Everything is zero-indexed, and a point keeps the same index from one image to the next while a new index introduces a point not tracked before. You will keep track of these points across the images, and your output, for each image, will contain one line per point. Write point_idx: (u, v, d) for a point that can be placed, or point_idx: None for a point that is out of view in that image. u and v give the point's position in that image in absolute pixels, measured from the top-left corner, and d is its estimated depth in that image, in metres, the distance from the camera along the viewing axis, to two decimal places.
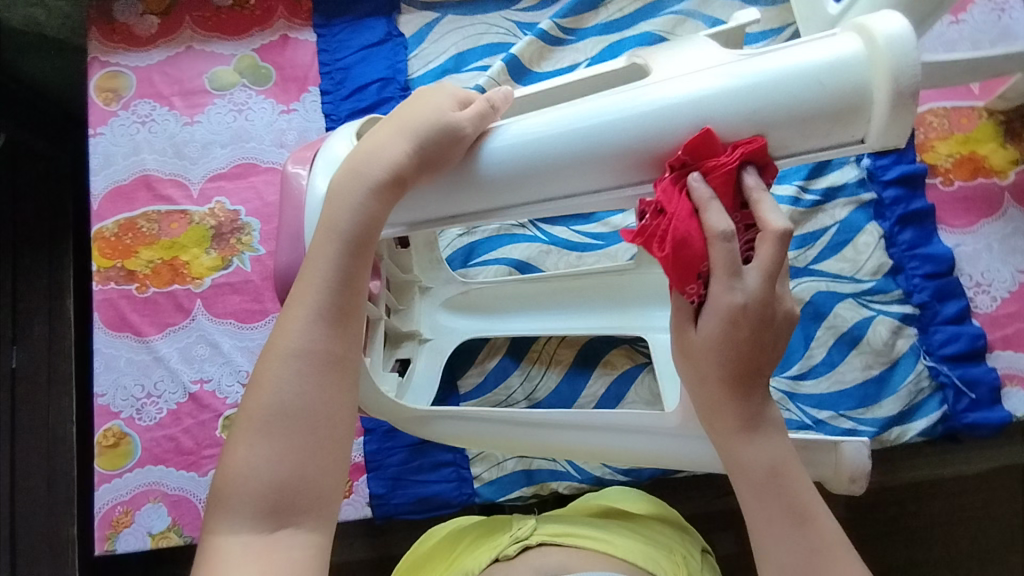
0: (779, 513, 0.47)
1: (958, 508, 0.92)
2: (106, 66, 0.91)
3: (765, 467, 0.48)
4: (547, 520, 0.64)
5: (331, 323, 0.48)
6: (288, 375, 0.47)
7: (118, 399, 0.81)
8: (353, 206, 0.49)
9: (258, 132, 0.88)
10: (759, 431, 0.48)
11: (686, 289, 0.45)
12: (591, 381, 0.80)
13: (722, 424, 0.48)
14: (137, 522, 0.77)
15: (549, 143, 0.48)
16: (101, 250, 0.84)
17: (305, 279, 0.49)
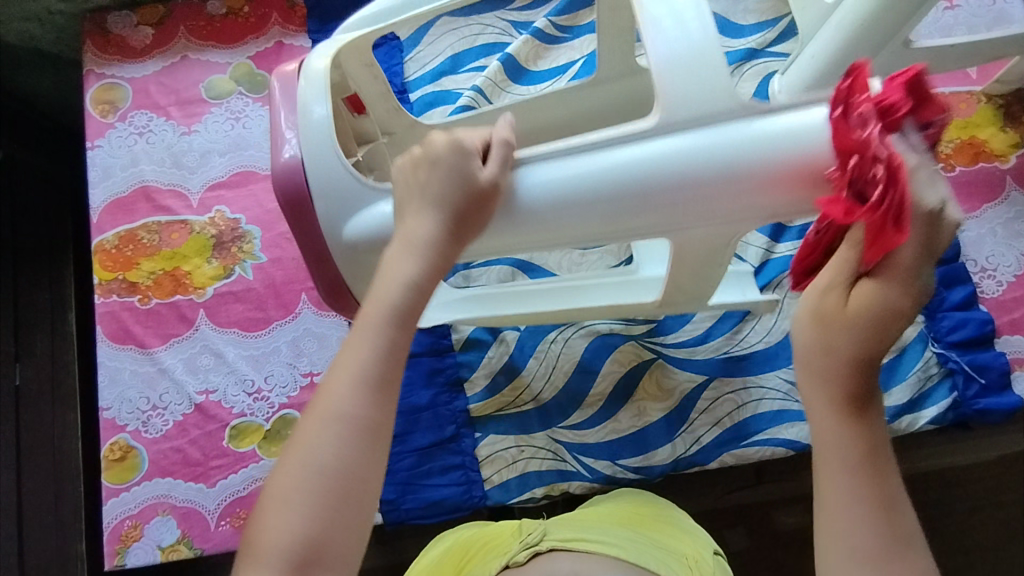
0: (862, 495, 0.42)
1: (969, 495, 0.91)
2: (101, 79, 0.90)
3: (855, 445, 0.42)
4: (555, 526, 0.64)
5: (374, 390, 0.45)
6: (328, 438, 0.43)
7: (123, 412, 0.80)
8: (406, 280, 0.48)
9: (256, 140, 0.88)
10: (861, 407, 0.43)
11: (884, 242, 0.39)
12: (599, 380, 0.80)
13: (825, 398, 0.43)
14: (146, 536, 0.77)
15: (590, 202, 0.52)
16: (103, 263, 0.84)
17: (356, 339, 0.47)
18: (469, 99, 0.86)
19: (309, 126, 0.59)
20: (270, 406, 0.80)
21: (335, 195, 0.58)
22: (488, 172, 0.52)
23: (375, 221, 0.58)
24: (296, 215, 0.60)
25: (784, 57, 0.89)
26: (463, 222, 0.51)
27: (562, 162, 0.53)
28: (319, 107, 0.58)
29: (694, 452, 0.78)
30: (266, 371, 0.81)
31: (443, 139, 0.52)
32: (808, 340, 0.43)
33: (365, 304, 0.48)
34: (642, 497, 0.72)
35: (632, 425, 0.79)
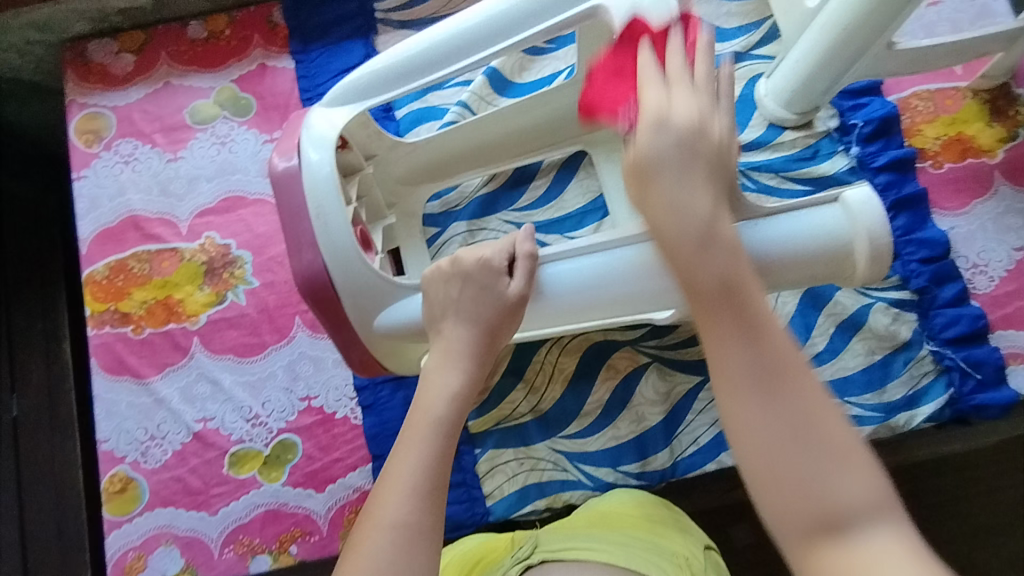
0: (737, 342, 0.41)
1: (970, 481, 0.91)
2: (85, 108, 0.90)
3: (718, 280, 0.42)
4: (547, 536, 0.63)
5: (424, 497, 0.48)
6: (383, 546, 0.46)
7: (122, 444, 0.80)
8: (449, 396, 0.52)
9: (243, 164, 0.88)
10: (749, 334, 0.41)
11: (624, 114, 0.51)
12: (596, 388, 0.80)
13: (705, 315, 0.42)
14: (150, 566, 0.77)
15: (608, 297, 0.56)
16: (94, 294, 0.84)
17: (401, 452, 0.50)
18: (455, 115, 0.85)
19: (322, 204, 0.55)
20: (269, 431, 0.80)
21: (360, 288, 0.57)
22: (517, 286, 0.54)
23: (405, 316, 0.57)
24: (322, 306, 0.58)
25: (768, 59, 0.89)
26: (497, 335, 0.55)
27: (578, 260, 0.56)
28: (321, 156, 0.56)
29: (692, 453, 0.78)
30: (263, 397, 0.81)
31: (471, 259, 0.55)
32: (662, 217, 0.44)
33: (410, 418, 0.52)
34: (640, 494, 0.71)
35: (631, 431, 0.79)
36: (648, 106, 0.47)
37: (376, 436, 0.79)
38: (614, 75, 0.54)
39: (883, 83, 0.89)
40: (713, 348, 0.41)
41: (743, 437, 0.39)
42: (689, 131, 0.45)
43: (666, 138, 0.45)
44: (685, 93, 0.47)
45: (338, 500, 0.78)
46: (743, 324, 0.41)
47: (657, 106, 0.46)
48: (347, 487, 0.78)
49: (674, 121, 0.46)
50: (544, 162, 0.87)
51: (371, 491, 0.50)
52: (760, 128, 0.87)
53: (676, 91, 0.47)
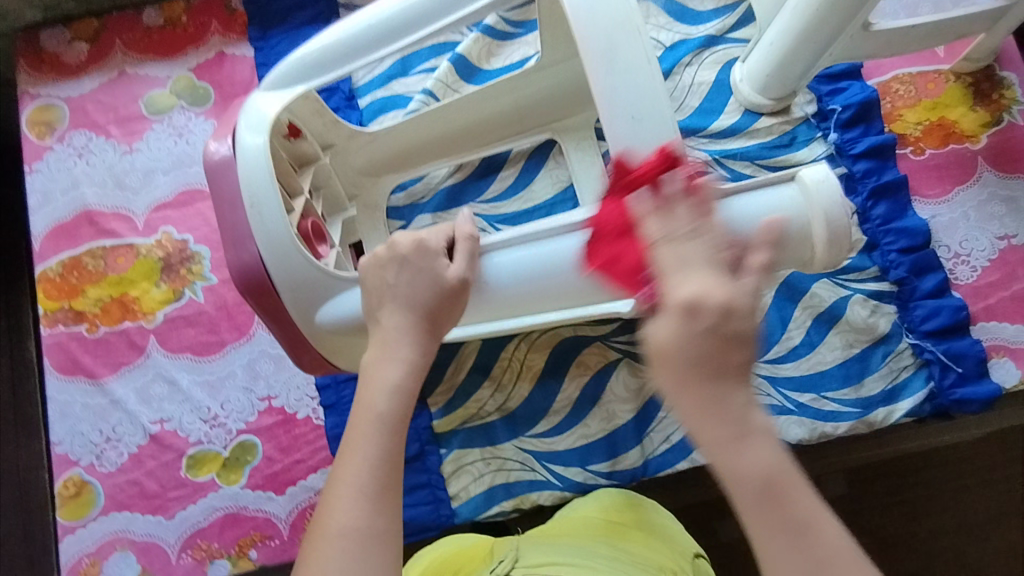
0: (737, 447, 0.37)
1: (962, 474, 0.89)
2: (36, 99, 0.86)
3: (760, 481, 0.36)
4: (529, 550, 0.57)
5: (375, 499, 0.45)
6: (335, 556, 0.43)
7: (76, 447, 0.78)
8: (390, 388, 0.48)
9: (201, 156, 0.84)
10: (754, 439, 0.37)
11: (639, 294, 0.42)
12: (566, 385, 0.78)
13: (710, 431, 0.37)
14: (105, 573, 0.74)
15: (562, 284, 0.54)
16: (47, 292, 0.81)
17: (347, 456, 0.47)
18: (420, 103, 0.83)
19: (257, 196, 0.52)
20: (228, 433, 0.77)
21: (301, 285, 0.54)
22: (456, 269, 0.52)
23: (345, 311, 0.54)
24: (262, 302, 0.55)
25: (744, 43, 0.86)
26: (440, 319, 0.51)
27: (525, 248, 0.54)
28: (258, 145, 0.53)
29: (664, 451, 0.76)
30: (222, 397, 0.78)
31: (407, 241, 0.52)
32: (710, 428, 0.37)
33: (354, 415, 0.49)
34: (621, 498, 0.68)
35: (602, 429, 0.76)
36: (677, 295, 0.37)
37: (338, 436, 0.76)
38: (622, 234, 0.45)
39: (863, 67, 0.86)
40: (719, 456, 0.37)
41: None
42: (720, 314, 0.36)
43: (697, 328, 0.36)
44: (714, 242, 0.38)
45: (300, 502, 0.76)
46: (772, 486, 0.36)
47: (684, 297, 0.36)
48: (309, 489, 0.76)
49: (705, 309, 0.36)
50: (513, 150, 0.84)
51: (320, 498, 0.47)
52: (735, 114, 0.84)
53: (692, 273, 0.37)
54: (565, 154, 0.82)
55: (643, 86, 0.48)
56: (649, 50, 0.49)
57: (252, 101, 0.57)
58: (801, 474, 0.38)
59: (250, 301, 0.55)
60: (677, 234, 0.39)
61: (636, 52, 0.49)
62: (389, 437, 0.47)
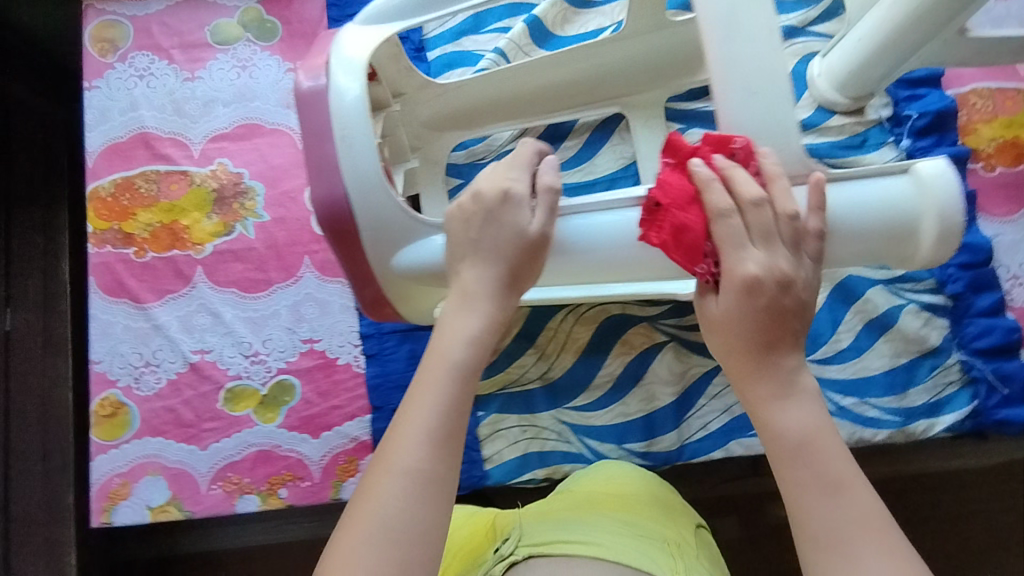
0: (792, 408, 0.47)
1: (966, 496, 0.87)
2: (101, 14, 0.84)
3: (798, 439, 0.46)
4: (532, 525, 0.59)
5: (439, 444, 0.46)
6: (394, 493, 0.44)
7: (115, 367, 0.77)
8: (468, 337, 0.49)
9: (263, 91, 0.83)
10: (798, 400, 0.47)
11: (698, 268, 0.48)
12: (609, 361, 0.78)
13: (754, 391, 0.48)
14: (136, 495, 0.75)
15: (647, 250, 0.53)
16: (97, 211, 0.80)
17: (415, 398, 0.47)
18: (489, 62, 0.81)
19: (347, 131, 0.51)
20: (267, 370, 0.77)
21: (382, 225, 0.53)
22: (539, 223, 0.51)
23: (424, 256, 0.54)
24: (338, 237, 0.54)
25: (826, 38, 0.84)
26: (519, 276, 0.52)
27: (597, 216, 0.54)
28: (353, 88, 0.51)
29: (700, 438, 0.76)
30: (264, 335, 0.78)
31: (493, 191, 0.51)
32: (755, 389, 0.48)
33: (425, 359, 0.49)
34: (627, 472, 0.67)
35: (640, 409, 0.77)
36: (736, 270, 0.46)
37: (378, 386, 0.77)
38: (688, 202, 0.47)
39: (944, 75, 0.84)
40: (765, 412, 0.47)
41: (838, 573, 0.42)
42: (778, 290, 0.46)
43: (750, 305, 0.46)
44: (762, 226, 0.46)
45: (332, 448, 0.76)
46: (832, 472, 0.45)
47: (746, 273, 0.46)
48: (343, 436, 0.76)
49: (759, 286, 0.46)
50: (579, 121, 0.82)
51: (382, 436, 0.47)
52: (808, 109, 0.82)
53: (749, 253, 0.47)
54: (631, 130, 0.81)
55: (762, 61, 0.47)
56: (772, 24, 0.47)
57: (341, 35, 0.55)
58: (835, 444, 0.46)
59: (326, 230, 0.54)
60: (741, 215, 0.47)
61: (758, 24, 0.47)
62: (457, 383, 0.47)
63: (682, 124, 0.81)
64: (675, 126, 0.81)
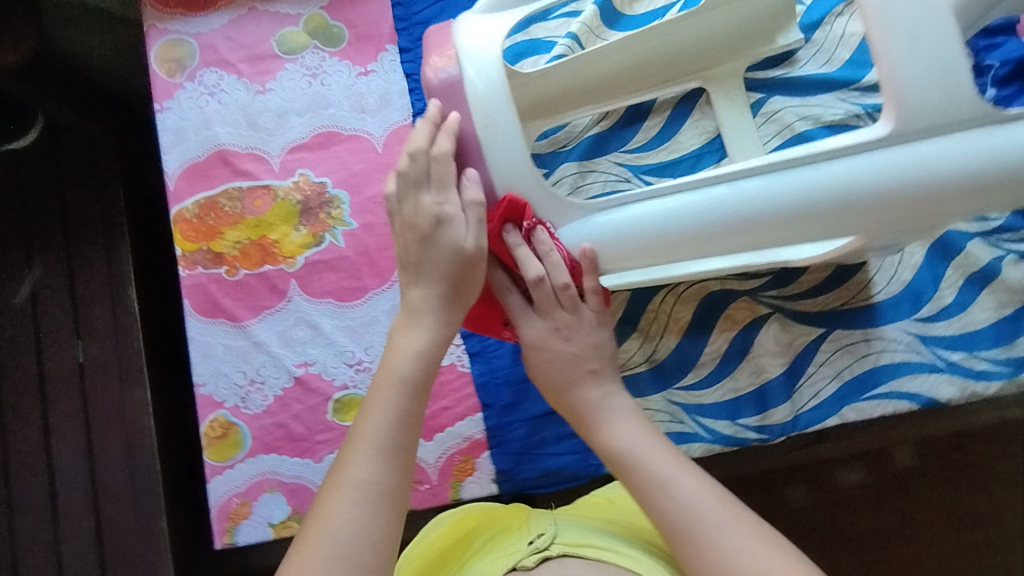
0: (620, 420, 0.62)
1: (1004, 450, 1.08)
2: (165, 34, 0.83)
3: (621, 451, 0.60)
4: (568, 526, 0.61)
5: (387, 460, 0.55)
6: (348, 504, 0.52)
7: (220, 388, 0.77)
8: (417, 352, 0.58)
9: (336, 97, 0.82)
10: (620, 423, 0.62)
11: (504, 333, 0.71)
12: (713, 339, 0.77)
13: (566, 409, 0.65)
14: (256, 513, 0.75)
15: (786, 214, 0.51)
16: (184, 233, 0.79)
17: (367, 416, 0.57)
18: (565, 47, 0.79)
19: (490, 122, 0.53)
20: (373, 377, 0.77)
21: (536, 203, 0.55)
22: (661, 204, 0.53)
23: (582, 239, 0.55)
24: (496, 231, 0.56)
25: None
26: (464, 288, 0.58)
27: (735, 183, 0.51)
28: (490, 83, 0.52)
29: (813, 406, 0.76)
30: (365, 342, 0.78)
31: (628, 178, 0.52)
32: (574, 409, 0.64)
33: (378, 376, 0.59)
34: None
35: (751, 383, 0.76)
36: (527, 336, 0.64)
37: (486, 383, 0.76)
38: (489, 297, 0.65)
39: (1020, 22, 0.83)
40: (594, 429, 0.62)
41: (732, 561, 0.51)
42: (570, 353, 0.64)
43: (567, 350, 0.64)
44: (545, 295, 0.61)
45: (447, 449, 0.76)
46: (665, 453, 0.59)
47: (534, 338, 0.63)
48: (456, 436, 0.76)
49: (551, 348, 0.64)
50: (658, 100, 0.82)
51: (337, 456, 0.56)
52: None
53: (533, 320, 0.63)
54: (714, 104, 0.80)
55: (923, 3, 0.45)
56: None
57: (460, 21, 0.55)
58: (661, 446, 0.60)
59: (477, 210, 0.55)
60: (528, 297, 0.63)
61: None
62: (405, 397, 0.57)
63: (763, 94, 0.81)
64: (756, 95, 0.81)
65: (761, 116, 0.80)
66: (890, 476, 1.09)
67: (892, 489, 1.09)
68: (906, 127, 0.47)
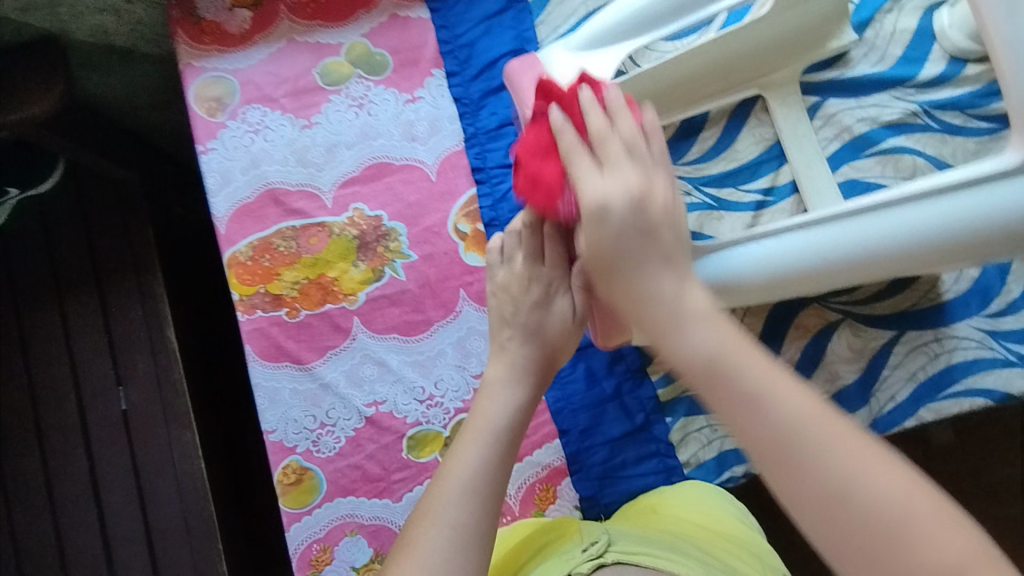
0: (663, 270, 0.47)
1: None
2: (202, 73, 0.81)
3: (689, 351, 0.43)
4: (621, 537, 0.59)
5: (480, 504, 0.53)
6: (439, 543, 0.50)
7: (291, 433, 0.75)
8: (510, 407, 0.58)
9: (385, 127, 0.80)
10: (670, 276, 0.47)
11: (562, 200, 0.55)
12: (786, 348, 0.77)
13: (632, 268, 0.48)
14: (338, 558, 0.74)
15: (877, 254, 0.57)
16: (240, 277, 0.77)
17: (456, 457, 0.55)
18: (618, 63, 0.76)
19: None
20: (446, 412, 0.75)
21: None
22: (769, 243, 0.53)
23: None
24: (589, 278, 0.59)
25: None
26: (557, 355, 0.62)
27: (874, 216, 0.57)
28: None
29: (890, 410, 0.76)
30: (435, 376, 0.76)
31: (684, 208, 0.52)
32: (619, 240, 0.48)
33: (468, 419, 0.58)
34: (727, 514, 0.68)
35: (825, 391, 0.77)
36: (587, 185, 0.50)
37: (562, 410, 0.75)
38: (544, 154, 0.55)
39: None
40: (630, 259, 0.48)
41: (787, 485, 0.38)
42: (624, 212, 0.48)
43: (609, 229, 0.48)
44: (620, 144, 0.51)
45: (527, 479, 0.74)
46: (785, 378, 0.39)
47: (594, 200, 0.49)
48: (536, 465, 0.75)
49: (612, 207, 0.48)
50: (712, 110, 0.81)
51: (424, 493, 0.54)
52: (940, 63, 0.79)
53: (596, 182, 0.49)
54: (770, 110, 0.80)
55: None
56: None
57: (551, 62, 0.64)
58: (747, 350, 0.42)
59: (581, 282, 0.61)
60: (600, 141, 0.51)
61: None
62: (499, 440, 0.56)
63: (818, 97, 0.80)
64: (811, 99, 0.80)
65: (819, 119, 0.79)
66: (928, 455, 1.10)
67: (936, 471, 1.10)
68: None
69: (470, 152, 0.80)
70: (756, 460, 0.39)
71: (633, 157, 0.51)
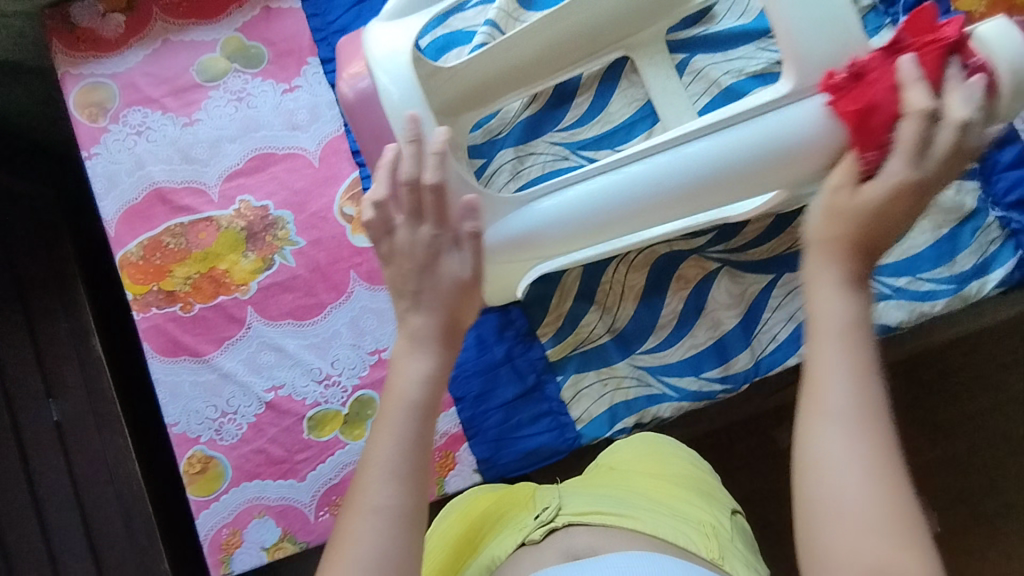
0: (857, 340, 0.46)
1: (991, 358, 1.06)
2: (81, 80, 0.82)
3: (836, 320, 0.46)
4: (573, 497, 0.61)
5: (406, 482, 0.50)
6: (370, 531, 0.48)
7: (193, 424, 0.77)
8: (421, 378, 0.52)
9: (266, 118, 0.82)
10: (858, 294, 0.47)
11: (866, 153, 0.52)
12: (669, 299, 0.79)
13: (834, 250, 0.48)
14: (248, 540, 0.76)
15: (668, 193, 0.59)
16: (132, 277, 0.79)
17: (376, 436, 0.51)
18: (485, 35, 0.80)
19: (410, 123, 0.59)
20: (342, 390, 0.77)
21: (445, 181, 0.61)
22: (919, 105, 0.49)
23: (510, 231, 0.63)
24: None
25: None
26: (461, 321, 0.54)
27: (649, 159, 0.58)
28: (400, 88, 0.58)
29: (773, 350, 0.77)
30: (331, 356, 0.78)
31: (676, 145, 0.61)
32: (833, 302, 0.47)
33: (382, 398, 0.52)
34: (684, 463, 0.69)
35: (710, 337, 0.78)
36: (896, 174, 0.49)
37: (456, 378, 0.78)
38: (891, 102, 0.51)
39: None
40: (825, 287, 0.47)
41: (824, 449, 0.43)
42: (919, 188, 0.49)
43: (883, 196, 0.48)
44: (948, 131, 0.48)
45: None
46: (860, 364, 0.45)
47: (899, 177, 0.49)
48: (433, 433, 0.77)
49: (914, 180, 0.49)
50: (583, 75, 0.83)
51: (352, 476, 0.51)
52: None
53: (906, 162, 0.49)
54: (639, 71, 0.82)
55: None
56: None
57: (371, 34, 0.61)
58: (866, 344, 0.46)
59: None
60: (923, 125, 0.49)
61: None
62: (416, 417, 0.51)
63: (686, 54, 0.82)
64: (679, 56, 0.82)
65: (688, 75, 0.81)
66: None
67: None
68: (807, 81, 0.55)
69: (350, 136, 0.81)
70: (805, 416, 0.45)
71: (935, 135, 0.49)
